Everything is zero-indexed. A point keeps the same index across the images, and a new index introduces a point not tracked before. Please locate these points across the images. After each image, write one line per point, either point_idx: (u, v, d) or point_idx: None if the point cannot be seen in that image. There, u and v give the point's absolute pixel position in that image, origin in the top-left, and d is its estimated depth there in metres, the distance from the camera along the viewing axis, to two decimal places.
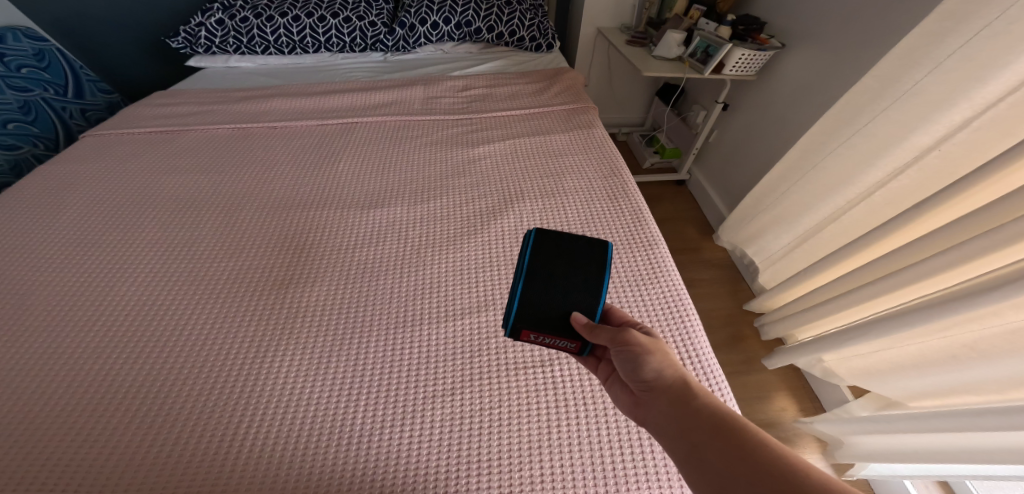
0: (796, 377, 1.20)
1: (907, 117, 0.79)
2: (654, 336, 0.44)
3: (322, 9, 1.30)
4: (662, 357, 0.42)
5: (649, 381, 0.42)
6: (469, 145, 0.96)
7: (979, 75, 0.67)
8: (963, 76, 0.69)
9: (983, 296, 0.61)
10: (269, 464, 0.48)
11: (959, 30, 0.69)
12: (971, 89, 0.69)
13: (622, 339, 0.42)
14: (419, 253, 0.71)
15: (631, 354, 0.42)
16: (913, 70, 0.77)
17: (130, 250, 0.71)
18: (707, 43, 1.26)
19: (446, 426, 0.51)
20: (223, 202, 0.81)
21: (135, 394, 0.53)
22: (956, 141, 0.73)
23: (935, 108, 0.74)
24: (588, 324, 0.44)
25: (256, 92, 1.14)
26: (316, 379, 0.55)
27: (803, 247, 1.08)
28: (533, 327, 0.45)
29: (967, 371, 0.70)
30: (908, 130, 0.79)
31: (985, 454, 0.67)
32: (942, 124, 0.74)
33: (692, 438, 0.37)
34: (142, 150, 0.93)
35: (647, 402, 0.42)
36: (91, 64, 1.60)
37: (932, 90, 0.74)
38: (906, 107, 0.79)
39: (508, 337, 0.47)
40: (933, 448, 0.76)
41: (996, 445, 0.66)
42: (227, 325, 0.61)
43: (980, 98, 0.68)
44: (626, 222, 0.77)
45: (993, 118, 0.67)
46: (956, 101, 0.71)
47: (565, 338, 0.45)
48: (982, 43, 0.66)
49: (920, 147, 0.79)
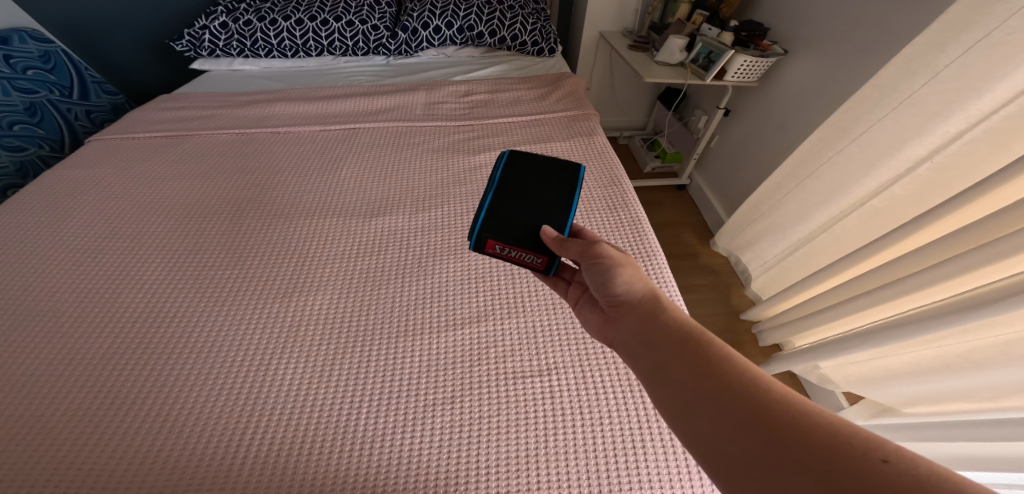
0: (792, 383, 1.21)
1: (902, 128, 0.80)
2: (625, 252, 0.48)
3: (325, 12, 1.31)
4: (632, 272, 0.46)
5: (620, 295, 0.46)
6: (471, 152, 0.97)
7: (975, 87, 0.68)
8: (959, 88, 0.70)
9: (978, 309, 0.62)
10: (277, 462, 0.49)
11: (959, 41, 0.69)
12: (967, 101, 0.69)
13: (590, 252, 0.46)
14: (421, 262, 0.72)
15: (601, 266, 0.46)
16: (911, 81, 0.78)
17: (138, 255, 0.72)
18: (709, 48, 1.27)
19: (447, 433, 0.52)
20: (228, 208, 0.82)
21: (142, 400, 0.54)
22: (951, 152, 0.73)
23: (932, 119, 0.75)
24: (560, 241, 0.48)
25: (260, 95, 1.15)
26: (320, 384, 0.56)
27: (799, 255, 1.09)
28: (499, 237, 0.49)
29: (959, 379, 0.71)
30: (904, 141, 0.80)
31: (987, 461, 0.69)
32: (937, 135, 0.75)
33: (657, 353, 0.41)
34: (148, 155, 0.95)
35: (620, 316, 0.46)
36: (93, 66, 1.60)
37: (929, 100, 0.75)
38: (902, 117, 0.80)
39: (475, 250, 0.51)
40: (933, 455, 0.79)
41: (994, 455, 0.68)
42: (235, 330, 0.62)
43: (976, 109, 0.69)
44: (625, 232, 0.78)
45: (988, 130, 0.68)
46: (950, 113, 0.72)
47: (532, 252, 0.50)
48: (978, 56, 0.67)
49: (915, 157, 0.80)
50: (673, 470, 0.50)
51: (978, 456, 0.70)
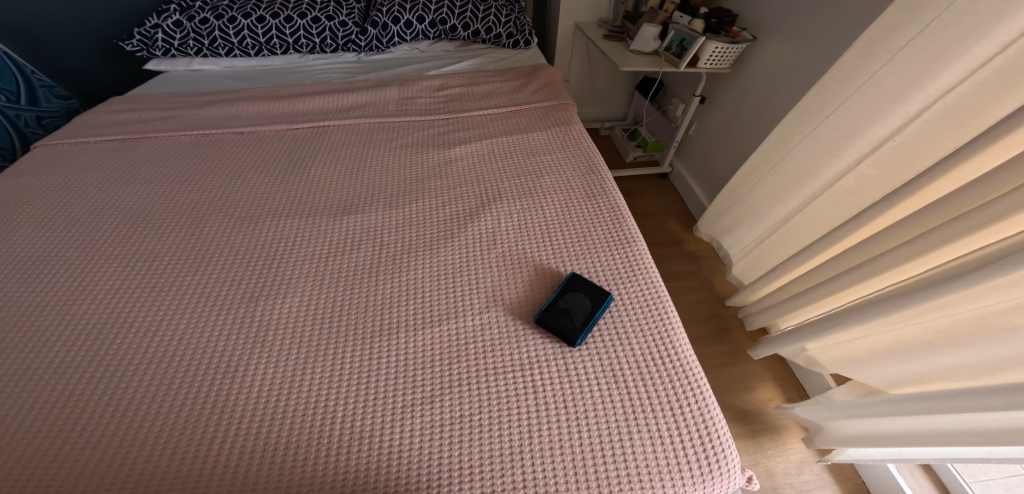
0: (781, 366, 1.21)
1: (866, 109, 0.80)
2: None
3: (289, 9, 1.26)
4: None
5: None
6: (446, 146, 0.95)
7: (932, 68, 0.68)
8: (916, 70, 0.70)
9: (951, 284, 0.62)
10: (250, 471, 0.47)
11: (913, 23, 0.69)
12: (926, 81, 0.69)
13: None
14: (395, 260, 0.70)
15: None
16: (871, 62, 0.78)
17: (87, 266, 0.68)
18: (682, 35, 1.25)
19: (427, 434, 0.50)
20: (190, 212, 0.78)
21: (86, 417, 0.51)
22: (911, 132, 0.74)
23: (893, 99, 0.74)
24: None
25: (222, 95, 1.11)
26: (290, 392, 0.53)
27: (775, 238, 1.09)
28: None
29: (942, 356, 0.71)
30: (868, 122, 0.80)
31: (949, 435, 0.70)
32: (898, 115, 0.75)
33: None
34: (101, 160, 0.90)
35: None
36: (43, 69, 1.53)
37: (889, 80, 0.75)
38: (866, 98, 0.80)
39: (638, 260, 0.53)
40: (906, 430, 0.78)
41: (962, 429, 0.68)
42: (199, 336, 0.59)
43: (933, 89, 0.69)
44: (604, 219, 0.77)
45: (946, 110, 0.68)
46: (911, 94, 0.72)
47: None
48: (931, 36, 0.66)
49: (879, 137, 0.80)
50: (662, 462, 0.48)
51: (947, 428, 0.70)
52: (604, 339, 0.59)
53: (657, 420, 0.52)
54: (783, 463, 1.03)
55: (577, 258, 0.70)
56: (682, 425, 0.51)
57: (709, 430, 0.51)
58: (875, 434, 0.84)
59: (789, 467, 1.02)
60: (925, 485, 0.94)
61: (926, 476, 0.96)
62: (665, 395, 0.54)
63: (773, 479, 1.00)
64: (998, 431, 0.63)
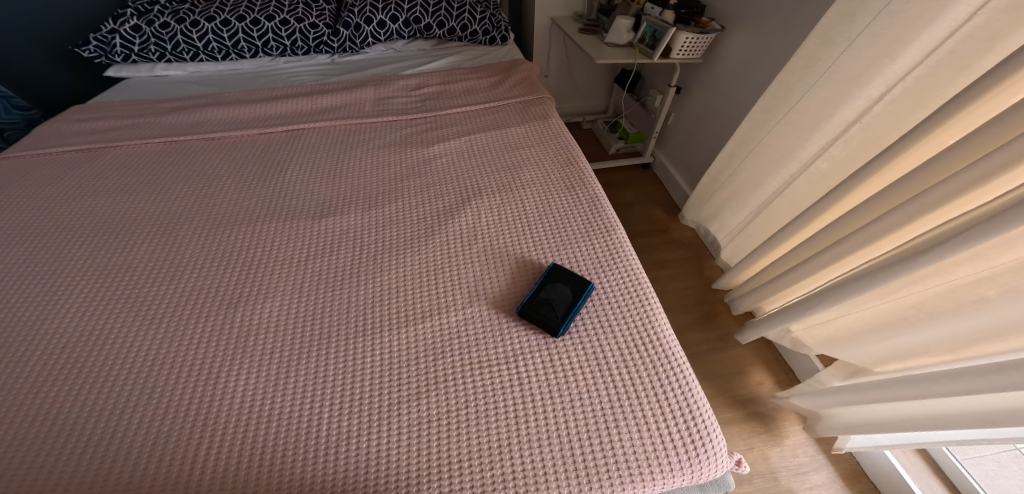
0: (771, 350, 1.23)
1: (832, 93, 0.81)
2: None
3: (256, 11, 1.24)
4: None
5: None
6: (425, 144, 0.94)
7: (887, 53, 0.69)
8: (874, 55, 0.72)
9: (918, 260, 0.64)
10: (238, 479, 0.46)
11: (868, 10, 0.71)
12: (882, 66, 0.71)
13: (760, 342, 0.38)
14: (376, 260, 0.69)
15: None
16: (832, 48, 0.79)
17: (52, 281, 0.66)
18: (654, 27, 1.26)
19: (413, 431, 0.49)
20: (160, 221, 0.76)
21: (53, 438, 0.49)
22: (876, 115, 0.75)
23: (857, 82, 0.76)
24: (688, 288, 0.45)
25: (189, 101, 1.08)
26: (274, 397, 0.52)
27: (756, 221, 1.10)
28: None
29: (917, 332, 0.73)
30: (835, 105, 0.81)
31: (948, 419, 0.71)
32: (862, 99, 0.76)
33: None
34: (63, 172, 0.87)
35: None
36: None
37: (850, 66, 0.76)
38: (830, 83, 0.81)
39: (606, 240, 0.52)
40: (901, 416, 0.79)
41: (963, 412, 0.68)
42: (176, 347, 0.58)
43: (892, 73, 0.70)
44: (584, 210, 0.77)
45: (906, 92, 0.70)
46: (871, 77, 0.73)
47: None
48: (885, 22, 0.68)
49: (846, 120, 0.81)
50: (650, 451, 0.49)
51: (942, 412, 0.72)
52: (586, 329, 0.60)
53: (643, 407, 0.52)
54: (777, 447, 1.04)
55: (558, 249, 0.70)
56: (668, 412, 0.52)
57: (694, 417, 0.52)
58: (873, 420, 0.85)
59: (784, 450, 1.04)
60: (918, 464, 0.96)
61: (919, 455, 0.97)
62: (651, 383, 0.54)
63: (768, 462, 1.02)
64: (993, 413, 0.64)
